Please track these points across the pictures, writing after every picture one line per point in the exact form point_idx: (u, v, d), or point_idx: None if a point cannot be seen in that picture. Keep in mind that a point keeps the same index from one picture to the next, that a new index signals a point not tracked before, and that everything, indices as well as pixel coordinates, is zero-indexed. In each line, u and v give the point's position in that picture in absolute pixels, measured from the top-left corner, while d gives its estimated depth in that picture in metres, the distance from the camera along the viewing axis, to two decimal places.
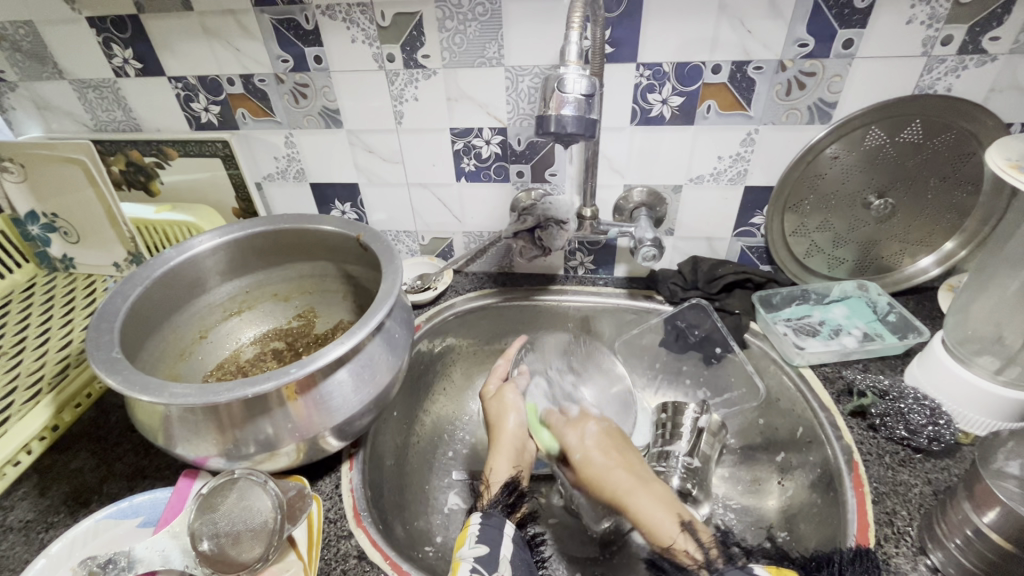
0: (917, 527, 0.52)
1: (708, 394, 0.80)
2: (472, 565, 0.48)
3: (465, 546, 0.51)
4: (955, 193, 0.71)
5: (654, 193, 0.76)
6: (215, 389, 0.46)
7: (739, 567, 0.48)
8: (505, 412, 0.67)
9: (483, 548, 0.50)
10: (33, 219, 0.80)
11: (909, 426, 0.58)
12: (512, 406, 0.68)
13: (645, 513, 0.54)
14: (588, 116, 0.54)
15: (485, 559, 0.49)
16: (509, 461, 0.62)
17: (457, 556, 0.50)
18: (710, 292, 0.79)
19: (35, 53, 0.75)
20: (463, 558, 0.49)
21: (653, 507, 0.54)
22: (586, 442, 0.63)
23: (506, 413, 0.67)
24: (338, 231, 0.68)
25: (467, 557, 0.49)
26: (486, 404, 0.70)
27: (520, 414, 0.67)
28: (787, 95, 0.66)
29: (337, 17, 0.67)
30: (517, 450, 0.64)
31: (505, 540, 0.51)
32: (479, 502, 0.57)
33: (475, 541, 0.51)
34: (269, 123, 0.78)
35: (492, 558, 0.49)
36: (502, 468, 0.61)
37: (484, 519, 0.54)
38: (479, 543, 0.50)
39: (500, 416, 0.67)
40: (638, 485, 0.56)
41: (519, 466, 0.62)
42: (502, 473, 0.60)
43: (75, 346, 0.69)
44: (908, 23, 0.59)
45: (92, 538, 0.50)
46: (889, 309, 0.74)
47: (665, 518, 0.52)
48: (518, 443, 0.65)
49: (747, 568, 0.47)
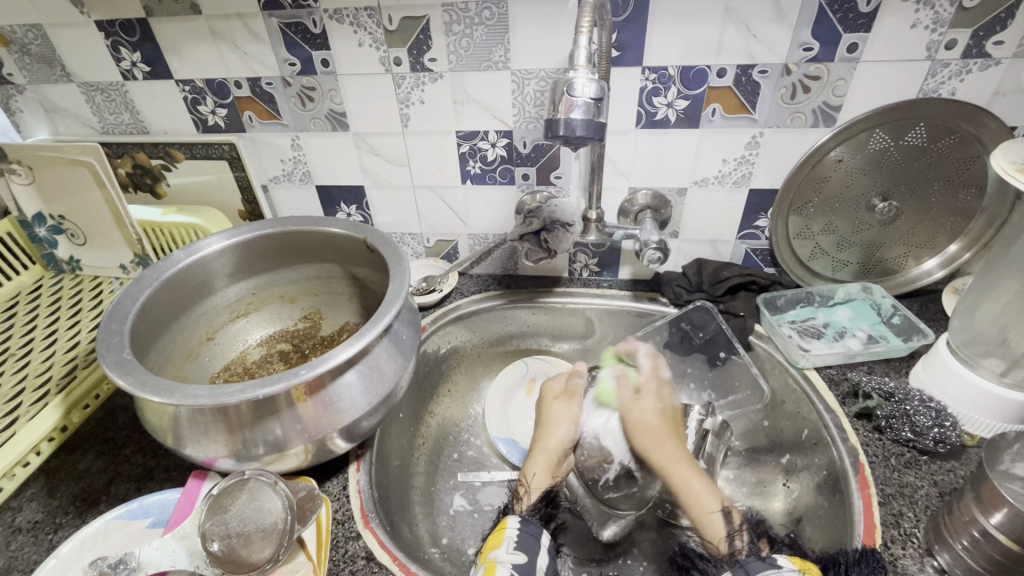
0: (924, 529, 0.52)
1: (714, 396, 0.78)
2: (510, 570, 0.49)
3: (503, 550, 0.51)
4: (959, 196, 0.71)
5: (658, 195, 0.77)
6: (225, 390, 0.46)
7: (762, 559, 0.49)
8: (558, 421, 0.67)
9: (521, 556, 0.51)
10: (40, 221, 0.81)
11: (915, 428, 0.58)
12: (568, 416, 0.68)
13: (694, 491, 0.58)
14: (596, 119, 0.54)
15: (523, 567, 0.50)
16: (549, 468, 0.63)
17: (490, 558, 0.51)
18: (715, 294, 0.79)
19: (43, 56, 0.75)
20: (500, 561, 0.50)
21: (696, 483, 0.59)
22: (638, 413, 0.67)
23: (560, 420, 0.67)
24: (345, 233, 0.68)
25: (504, 562, 0.50)
26: (549, 401, 0.70)
27: (570, 426, 0.67)
28: (791, 99, 0.66)
29: (345, 21, 0.67)
30: (561, 454, 0.65)
31: (541, 549, 0.53)
32: (514, 505, 0.59)
33: (512, 546, 0.52)
34: (276, 125, 0.78)
35: (530, 566, 0.50)
36: (540, 474, 0.62)
37: (520, 523, 0.55)
38: (517, 549, 0.51)
39: (552, 420, 0.68)
40: (689, 462, 0.61)
41: (558, 473, 0.64)
42: (542, 480, 0.61)
43: (83, 347, 0.69)
44: (913, 27, 0.60)
45: (103, 538, 0.51)
46: (894, 311, 0.75)
47: (709, 497, 0.57)
48: (562, 453, 0.65)
49: (770, 559, 0.49)
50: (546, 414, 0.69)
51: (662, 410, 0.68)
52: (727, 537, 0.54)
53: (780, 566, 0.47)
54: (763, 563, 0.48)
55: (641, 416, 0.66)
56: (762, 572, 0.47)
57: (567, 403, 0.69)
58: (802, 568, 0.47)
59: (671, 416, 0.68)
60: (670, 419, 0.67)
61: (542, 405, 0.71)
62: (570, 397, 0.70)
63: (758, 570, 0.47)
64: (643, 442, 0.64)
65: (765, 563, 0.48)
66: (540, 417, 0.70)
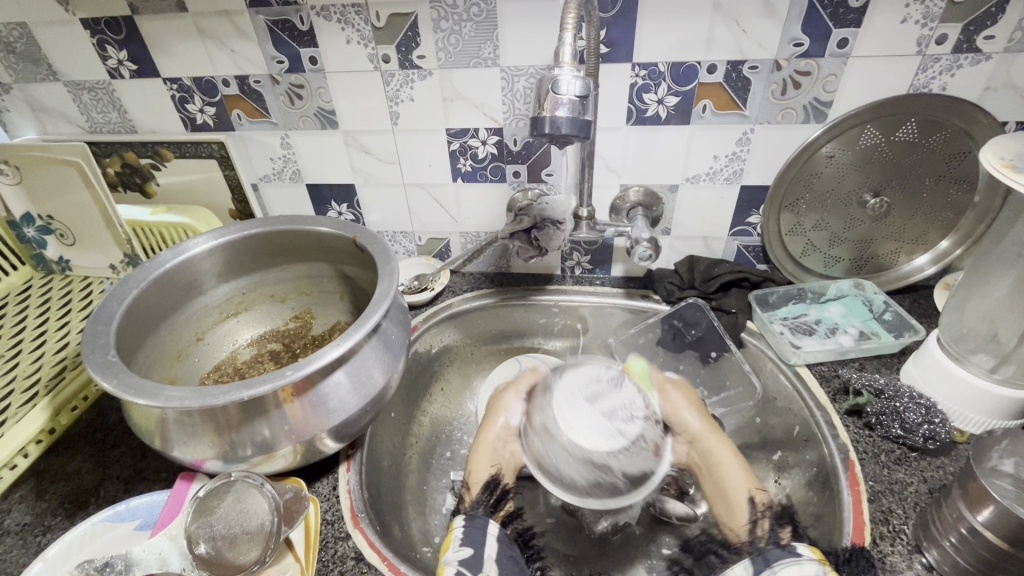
0: (913, 525, 0.52)
1: (707, 393, 0.77)
2: (457, 568, 0.49)
3: (450, 550, 0.51)
4: (950, 192, 0.71)
5: (650, 192, 0.76)
6: (211, 392, 0.46)
7: (782, 547, 0.48)
8: (496, 412, 0.68)
9: (466, 551, 0.51)
10: (29, 221, 0.80)
11: (905, 425, 0.58)
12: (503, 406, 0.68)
13: (730, 479, 0.60)
14: (582, 117, 0.54)
15: (471, 562, 0.50)
16: (489, 460, 0.63)
17: (442, 559, 0.51)
18: (707, 291, 0.79)
19: (29, 54, 0.74)
20: (448, 561, 0.50)
21: (735, 476, 0.60)
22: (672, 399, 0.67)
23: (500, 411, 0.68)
24: (334, 232, 0.68)
25: (452, 561, 0.50)
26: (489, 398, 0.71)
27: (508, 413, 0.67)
28: (782, 95, 0.66)
29: (332, 18, 0.67)
30: (497, 446, 0.64)
31: (488, 539, 0.52)
32: (461, 507, 0.59)
33: (460, 542, 0.52)
34: (264, 124, 0.77)
35: (477, 559, 0.50)
36: (483, 468, 0.62)
37: (467, 519, 0.54)
38: (463, 544, 0.51)
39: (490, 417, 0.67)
40: (722, 441, 0.63)
41: (501, 464, 0.63)
42: (481, 473, 0.61)
43: (72, 348, 0.69)
44: (903, 22, 0.59)
45: (90, 542, 0.50)
46: (885, 307, 0.74)
47: (738, 484, 0.59)
48: (502, 441, 0.65)
49: (791, 547, 0.47)
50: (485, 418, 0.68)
51: (686, 400, 0.67)
52: (750, 523, 0.57)
53: (800, 554, 0.46)
54: (782, 551, 0.47)
55: (683, 420, 0.65)
56: (783, 560, 0.46)
57: (515, 394, 0.69)
58: (822, 558, 0.46)
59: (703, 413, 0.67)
60: (693, 400, 0.68)
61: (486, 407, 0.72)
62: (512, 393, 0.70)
63: (777, 558, 0.46)
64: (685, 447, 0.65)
65: (785, 552, 0.47)
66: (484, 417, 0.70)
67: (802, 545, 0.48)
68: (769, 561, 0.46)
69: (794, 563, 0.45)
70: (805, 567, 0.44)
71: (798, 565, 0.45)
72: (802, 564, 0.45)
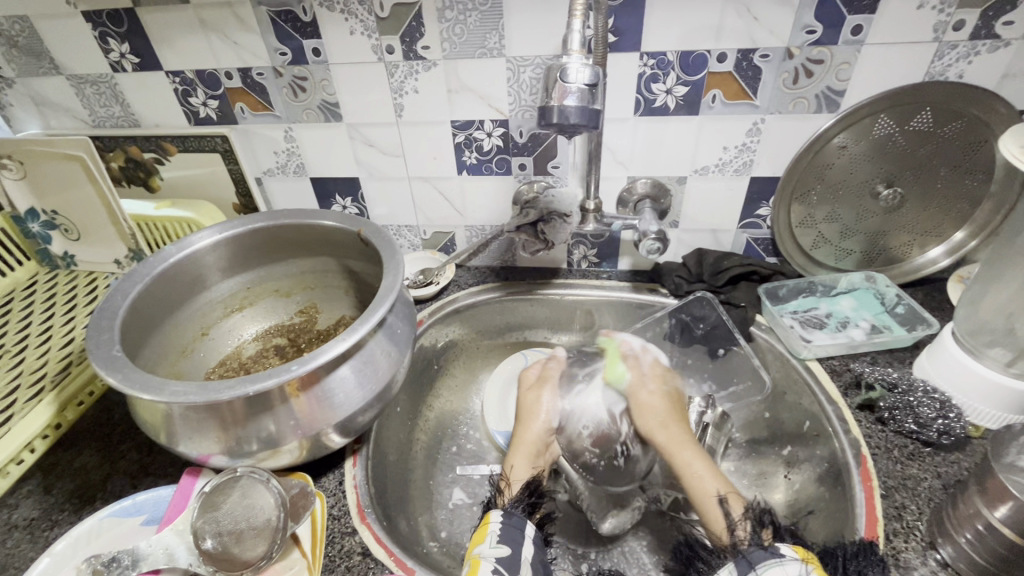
0: (927, 522, 0.51)
1: (714, 387, 0.78)
2: (494, 564, 0.48)
3: (487, 544, 0.50)
4: (966, 183, 0.70)
5: (657, 184, 0.75)
6: (216, 387, 0.46)
7: (764, 549, 0.46)
8: (535, 413, 0.70)
9: (504, 548, 0.50)
10: (34, 217, 0.80)
11: (918, 419, 0.58)
12: (544, 405, 0.71)
13: (698, 478, 0.59)
14: (590, 106, 0.53)
15: (508, 560, 0.49)
16: (529, 461, 0.65)
17: (477, 554, 0.50)
18: (716, 284, 0.78)
19: (30, 48, 0.74)
20: (484, 556, 0.49)
21: (705, 473, 0.59)
22: (645, 401, 0.68)
23: (538, 407, 0.70)
24: (339, 226, 0.67)
25: (488, 556, 0.49)
26: (524, 393, 0.73)
27: (549, 415, 0.70)
28: (794, 83, 0.65)
29: (336, 9, 0.66)
30: (539, 449, 0.67)
31: (526, 540, 0.51)
32: (497, 500, 0.57)
33: (496, 540, 0.51)
34: (268, 117, 0.77)
35: (514, 559, 0.49)
36: (520, 466, 0.64)
37: (503, 517, 0.53)
38: (500, 542, 0.50)
39: (534, 407, 0.70)
40: (692, 445, 0.62)
41: (539, 466, 0.65)
42: (522, 472, 0.63)
43: (78, 343, 0.69)
44: (919, 8, 0.58)
45: (96, 536, 0.50)
46: (897, 300, 0.73)
47: (710, 480, 0.58)
48: (542, 446, 0.67)
49: (773, 548, 0.46)
50: (521, 411, 0.71)
51: (662, 391, 0.69)
52: (728, 526, 0.53)
53: (783, 555, 0.44)
54: (765, 552, 0.46)
55: (647, 401, 0.68)
56: (765, 561, 0.44)
57: (550, 392, 0.72)
58: (804, 557, 0.45)
59: (676, 401, 0.69)
60: (675, 401, 0.69)
61: (520, 395, 0.74)
62: (544, 383, 0.73)
63: (761, 558, 0.45)
64: (647, 424, 0.66)
65: (767, 552, 0.46)
66: (519, 412, 0.72)
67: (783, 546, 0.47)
68: (753, 562, 0.45)
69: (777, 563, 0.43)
70: (788, 568, 0.43)
71: (781, 565, 0.44)
72: (785, 565, 0.44)
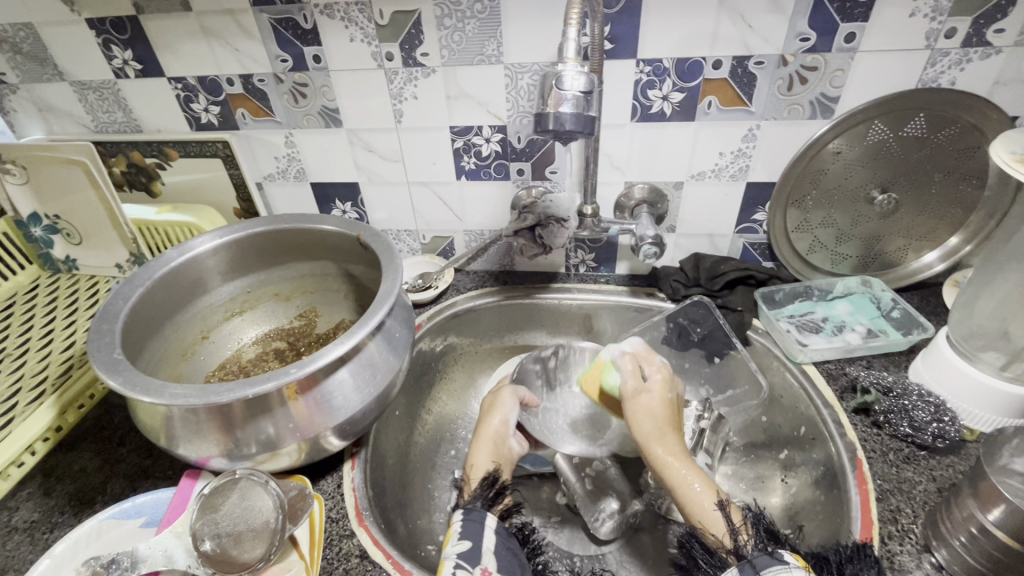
0: (922, 525, 0.51)
1: (711, 391, 0.78)
2: (455, 562, 0.47)
3: (448, 544, 0.49)
4: (960, 188, 0.70)
5: (654, 190, 0.76)
6: (216, 390, 0.46)
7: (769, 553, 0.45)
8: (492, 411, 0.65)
9: (465, 543, 0.48)
10: (36, 221, 0.80)
11: (913, 423, 0.58)
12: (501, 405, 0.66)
13: (687, 490, 0.53)
14: (586, 113, 0.54)
15: (468, 554, 0.47)
16: (490, 454, 0.60)
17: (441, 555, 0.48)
18: (713, 288, 0.78)
19: (35, 54, 0.75)
20: (446, 556, 0.48)
21: (694, 482, 0.53)
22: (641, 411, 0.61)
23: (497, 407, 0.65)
24: (338, 230, 0.68)
25: (450, 555, 0.48)
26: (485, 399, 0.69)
27: (507, 412, 0.64)
28: (789, 90, 0.65)
29: (336, 16, 0.67)
30: (497, 441, 0.61)
31: (487, 531, 0.50)
32: (458, 499, 0.54)
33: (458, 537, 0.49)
34: (269, 123, 0.78)
35: (475, 552, 0.48)
36: (482, 462, 0.58)
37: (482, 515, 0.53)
38: (461, 538, 0.49)
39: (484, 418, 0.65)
40: (681, 457, 0.56)
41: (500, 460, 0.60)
42: (481, 466, 0.57)
43: (79, 347, 0.69)
44: (911, 16, 0.59)
45: (97, 538, 0.51)
46: (893, 305, 0.74)
47: (701, 491, 0.52)
48: (502, 437, 0.62)
49: (776, 554, 0.45)
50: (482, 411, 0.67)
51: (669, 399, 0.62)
52: (729, 531, 0.49)
53: (786, 561, 0.44)
54: (769, 557, 0.45)
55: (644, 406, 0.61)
56: (770, 567, 0.43)
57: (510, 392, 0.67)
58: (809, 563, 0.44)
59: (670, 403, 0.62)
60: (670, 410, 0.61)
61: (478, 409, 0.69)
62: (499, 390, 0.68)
63: (765, 564, 0.44)
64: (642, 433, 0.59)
65: (769, 557, 0.45)
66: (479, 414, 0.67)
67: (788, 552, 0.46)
68: (757, 569, 0.43)
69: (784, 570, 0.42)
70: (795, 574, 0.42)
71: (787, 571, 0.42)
72: (791, 571, 0.43)
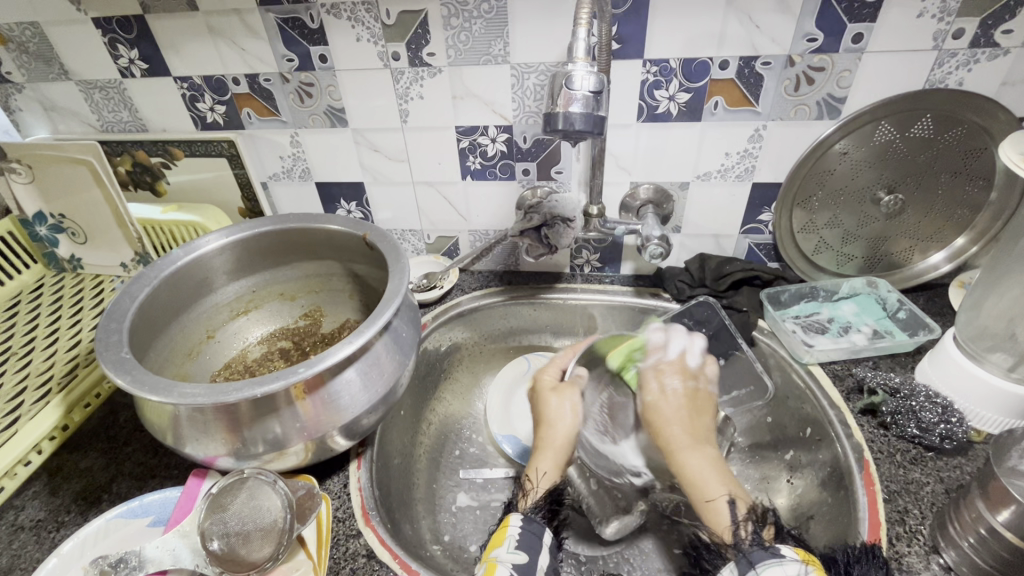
0: (930, 526, 0.51)
1: (717, 393, 0.75)
2: (511, 570, 0.48)
3: (504, 548, 0.51)
4: (967, 189, 0.70)
5: (660, 190, 0.76)
6: (223, 389, 0.46)
7: (766, 547, 0.46)
8: (556, 415, 0.63)
9: (521, 555, 0.50)
10: (41, 220, 0.80)
11: (921, 424, 0.58)
12: (563, 407, 0.63)
13: (704, 481, 0.53)
14: (595, 113, 0.54)
15: (523, 567, 0.49)
16: (556, 461, 0.59)
17: (493, 556, 0.50)
18: (718, 289, 0.78)
19: (41, 54, 0.75)
20: (500, 560, 0.49)
21: (707, 474, 0.54)
22: (665, 400, 0.62)
23: (561, 407, 0.63)
24: (344, 230, 0.68)
25: (505, 561, 0.49)
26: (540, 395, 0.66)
27: (568, 413, 0.63)
28: (795, 91, 0.65)
29: (342, 16, 0.67)
30: (568, 449, 0.61)
31: (543, 549, 0.51)
32: (518, 505, 0.57)
33: (514, 545, 0.51)
34: (274, 122, 0.78)
35: (531, 567, 0.49)
36: (548, 471, 0.58)
37: (524, 521, 0.53)
38: (518, 548, 0.50)
39: (552, 412, 0.63)
40: (696, 450, 0.56)
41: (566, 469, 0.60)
42: (547, 479, 0.58)
43: (85, 346, 0.69)
44: (919, 16, 0.59)
45: (104, 537, 0.51)
46: (899, 306, 0.73)
47: (714, 480, 0.53)
48: (570, 446, 0.62)
49: (774, 547, 0.46)
50: (541, 410, 0.65)
51: (682, 385, 0.64)
52: (731, 526, 0.49)
53: (783, 555, 0.44)
54: (766, 552, 0.45)
55: (659, 408, 0.62)
56: (764, 561, 0.44)
57: (571, 393, 0.65)
58: (806, 559, 0.45)
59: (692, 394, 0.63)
60: (693, 400, 0.63)
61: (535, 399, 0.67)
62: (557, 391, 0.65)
63: (761, 558, 0.45)
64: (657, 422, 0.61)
65: (767, 552, 0.45)
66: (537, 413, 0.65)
67: (785, 547, 0.47)
68: (753, 561, 0.45)
69: (777, 564, 0.43)
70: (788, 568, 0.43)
71: (780, 565, 0.43)
72: (784, 564, 0.43)
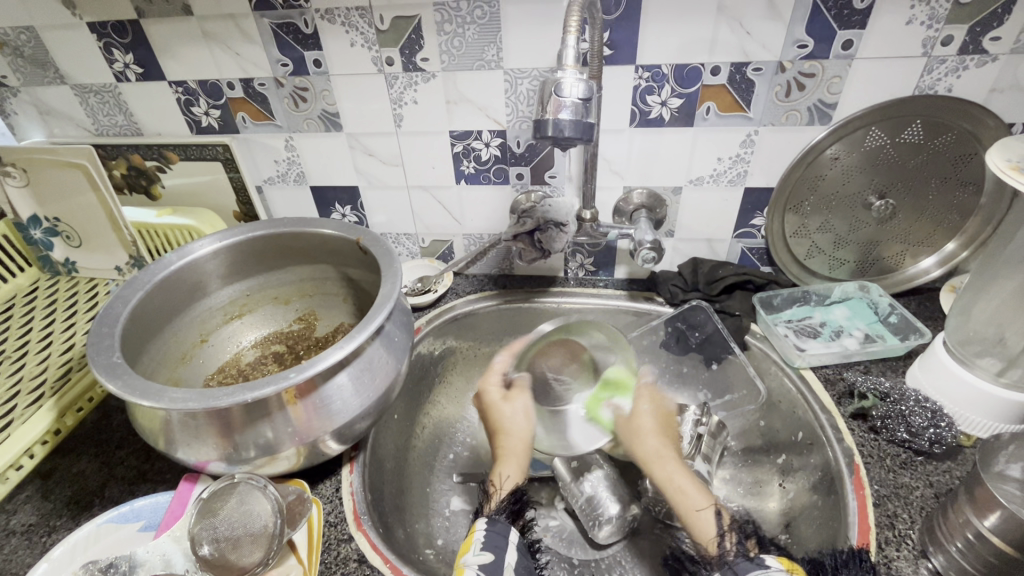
0: (918, 530, 0.51)
1: (710, 395, 0.77)
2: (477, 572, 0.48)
3: (471, 552, 0.50)
4: (957, 195, 0.71)
5: (653, 194, 0.76)
6: (214, 394, 0.46)
7: (751, 559, 0.48)
8: (511, 421, 0.69)
9: (487, 556, 0.50)
10: (36, 223, 0.81)
11: (910, 428, 0.58)
12: (516, 414, 0.70)
13: (688, 496, 0.61)
14: (585, 119, 0.54)
15: (490, 567, 0.49)
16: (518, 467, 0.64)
17: (461, 561, 0.50)
18: (711, 293, 0.78)
19: (36, 58, 0.75)
20: (467, 564, 0.49)
21: (693, 490, 0.61)
22: (640, 425, 0.70)
23: (515, 419, 0.70)
24: (338, 234, 0.68)
25: (472, 564, 0.49)
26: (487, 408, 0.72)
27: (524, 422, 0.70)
28: (786, 96, 0.66)
29: (337, 21, 0.67)
30: (525, 455, 0.66)
31: (509, 546, 0.51)
32: (484, 508, 0.57)
33: (480, 547, 0.51)
34: (269, 126, 0.78)
35: (497, 565, 0.49)
36: (511, 475, 0.63)
37: (490, 523, 0.54)
38: (484, 549, 0.50)
39: (507, 422, 0.70)
40: (679, 467, 0.64)
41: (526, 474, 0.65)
42: (509, 481, 0.61)
43: (78, 350, 0.69)
44: (908, 23, 0.59)
45: (94, 542, 0.51)
46: (890, 310, 0.74)
47: (698, 494, 0.61)
48: (526, 449, 0.67)
49: (759, 559, 0.47)
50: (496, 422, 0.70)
51: (653, 409, 0.71)
52: (717, 536, 0.55)
53: (767, 565, 0.46)
54: (751, 563, 0.47)
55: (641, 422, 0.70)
56: (750, 572, 0.45)
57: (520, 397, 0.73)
58: (789, 568, 0.46)
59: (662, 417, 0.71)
60: (660, 422, 0.70)
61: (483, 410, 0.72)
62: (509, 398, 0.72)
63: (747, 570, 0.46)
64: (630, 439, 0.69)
65: (753, 563, 0.47)
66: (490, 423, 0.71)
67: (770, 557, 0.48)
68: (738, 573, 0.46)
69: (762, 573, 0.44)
70: None
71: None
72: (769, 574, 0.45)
